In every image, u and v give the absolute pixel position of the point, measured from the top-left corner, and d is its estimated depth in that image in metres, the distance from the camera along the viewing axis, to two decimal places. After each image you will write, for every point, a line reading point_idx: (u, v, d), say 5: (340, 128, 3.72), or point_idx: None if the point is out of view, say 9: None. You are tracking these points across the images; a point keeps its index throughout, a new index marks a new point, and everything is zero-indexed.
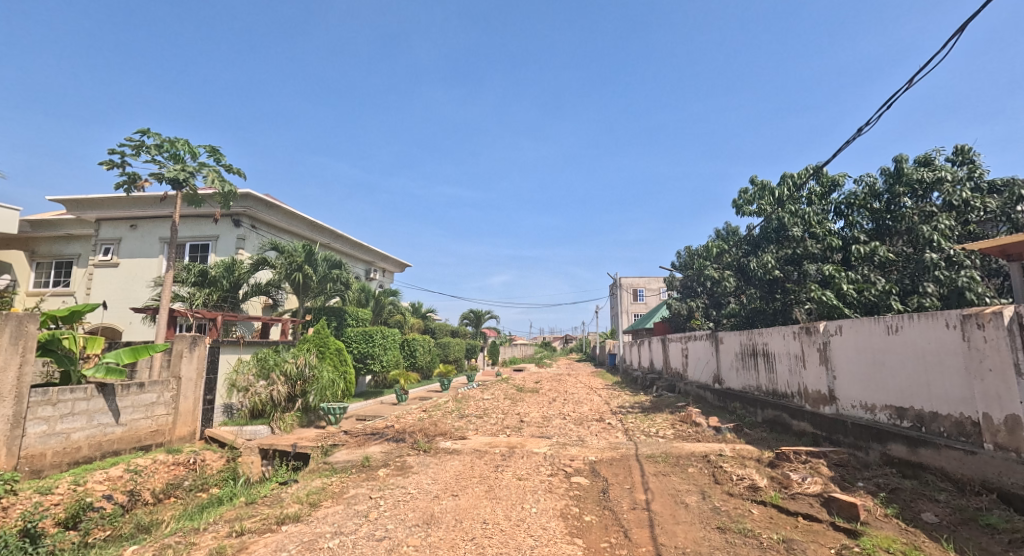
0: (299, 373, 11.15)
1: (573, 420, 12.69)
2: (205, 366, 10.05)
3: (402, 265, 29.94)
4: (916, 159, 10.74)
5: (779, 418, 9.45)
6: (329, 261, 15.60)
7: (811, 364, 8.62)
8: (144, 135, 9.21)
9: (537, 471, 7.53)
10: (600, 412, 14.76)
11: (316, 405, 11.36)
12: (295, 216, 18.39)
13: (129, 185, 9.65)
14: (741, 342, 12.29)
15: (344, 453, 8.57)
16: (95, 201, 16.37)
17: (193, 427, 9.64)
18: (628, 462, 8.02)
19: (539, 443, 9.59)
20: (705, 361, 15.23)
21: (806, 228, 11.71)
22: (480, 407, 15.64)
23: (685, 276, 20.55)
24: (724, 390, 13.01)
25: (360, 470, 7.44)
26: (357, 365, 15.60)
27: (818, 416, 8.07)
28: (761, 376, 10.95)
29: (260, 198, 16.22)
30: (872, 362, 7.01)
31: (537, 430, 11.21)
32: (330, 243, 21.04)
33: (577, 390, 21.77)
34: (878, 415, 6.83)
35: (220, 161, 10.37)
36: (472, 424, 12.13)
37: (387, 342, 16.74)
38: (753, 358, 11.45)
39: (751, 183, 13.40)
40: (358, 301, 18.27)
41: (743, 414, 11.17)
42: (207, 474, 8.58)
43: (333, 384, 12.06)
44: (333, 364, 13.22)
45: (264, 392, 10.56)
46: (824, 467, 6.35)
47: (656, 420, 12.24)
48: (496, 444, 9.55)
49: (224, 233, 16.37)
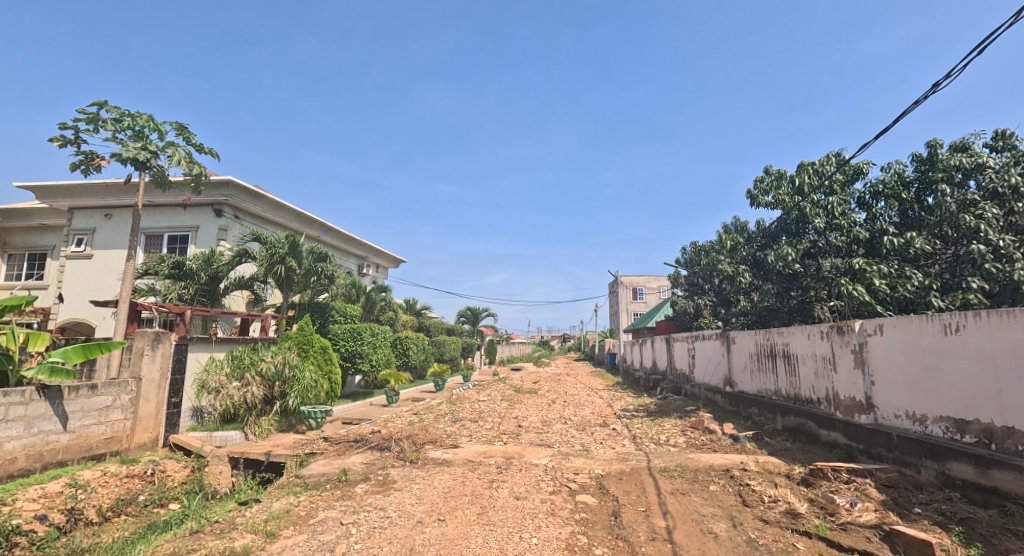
0: (277, 373, 10.23)
1: (575, 426, 11.76)
2: (171, 365, 9.09)
3: (398, 260, 29.04)
4: (952, 145, 9.86)
5: (805, 426, 8.55)
6: (315, 253, 14.71)
7: (843, 368, 7.71)
8: (99, 107, 8.23)
9: (537, 488, 6.61)
10: (604, 416, 13.85)
11: (296, 408, 10.43)
12: (282, 206, 17.47)
13: (84, 164, 8.68)
14: (757, 343, 11.40)
15: (321, 464, 7.63)
16: (67, 188, 15.37)
17: (156, 433, 8.68)
18: (640, 477, 7.11)
19: (539, 453, 8.67)
20: (715, 362, 14.33)
21: (831, 219, 10.81)
22: (476, 409, 14.74)
23: (692, 273, 19.67)
24: (738, 393, 12.11)
25: (336, 486, 6.50)
26: (344, 364, 14.64)
27: (853, 426, 7.16)
28: (781, 379, 10.06)
29: (243, 186, 15.32)
30: (921, 366, 6.10)
31: (538, 437, 10.29)
32: (319, 236, 20.14)
33: (577, 391, 20.90)
34: (928, 428, 5.95)
35: (190, 141, 9.39)
36: (466, 429, 11.20)
37: (377, 340, 15.79)
38: (771, 359, 10.55)
39: (767, 171, 12.39)
40: (347, 297, 17.32)
41: (759, 420, 10.30)
42: (166, 487, 7.63)
43: (316, 384, 11.12)
44: (317, 364, 12.29)
45: (237, 395, 9.62)
46: (872, 489, 5.49)
47: (665, 426, 11.34)
48: (491, 453, 8.64)
49: (205, 223, 15.44)
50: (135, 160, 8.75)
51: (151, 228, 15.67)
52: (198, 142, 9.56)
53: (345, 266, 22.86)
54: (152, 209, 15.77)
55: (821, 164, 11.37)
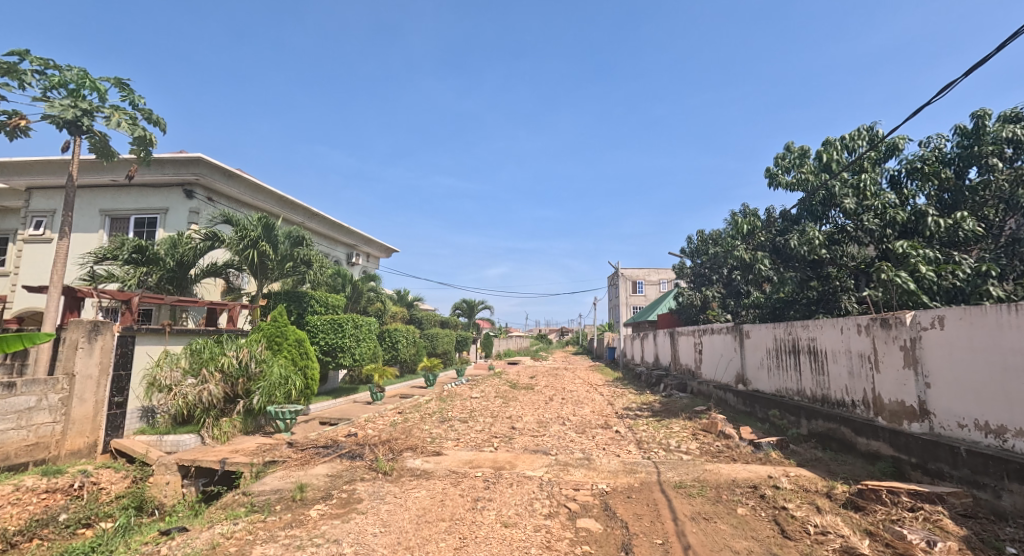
0: (242, 369, 9.15)
1: (574, 428, 10.70)
2: (113, 360, 7.93)
3: (389, 250, 27.95)
4: (1003, 115, 8.73)
5: (838, 432, 7.48)
6: (293, 238, 13.30)
7: (888, 367, 6.60)
8: (17, 56, 7.10)
9: (530, 511, 5.52)
10: (604, 415, 12.78)
11: (262, 408, 9.33)
12: (262, 189, 16.28)
13: (8, 126, 7.51)
14: (775, 337, 10.31)
15: (276, 478, 6.51)
16: (22, 165, 14.10)
17: (94, 438, 7.56)
18: (652, 495, 6.03)
19: (533, 461, 7.57)
20: (726, 358, 13.26)
21: (862, 200, 9.71)
22: (467, 408, 13.65)
23: (699, 263, 18.58)
24: (753, 392, 11.07)
25: (287, 509, 5.39)
26: (324, 358, 13.54)
27: (902, 435, 6.08)
28: (805, 379, 8.98)
29: (215, 164, 14.13)
30: (1000, 366, 4.99)
31: (532, 441, 9.21)
32: (303, 223, 19.05)
33: (576, 387, 19.83)
34: (1008, 442, 4.87)
35: (136, 104, 8.29)
36: (453, 431, 10.10)
37: (362, 332, 14.67)
38: (794, 356, 9.46)
39: (787, 147, 11.14)
40: (331, 287, 16.13)
41: (780, 423, 9.24)
42: (97, 503, 6.53)
43: (287, 381, 9.99)
44: (290, 359, 11.15)
45: (192, 393, 8.49)
46: (949, 521, 4.43)
47: (672, 429, 10.27)
48: (478, 462, 7.56)
49: (175, 205, 14.26)
50: (70, 123, 7.63)
51: (115, 210, 14.49)
52: (145, 107, 8.43)
53: (332, 255, 21.71)
54: (116, 190, 14.56)
55: (850, 139, 10.23)
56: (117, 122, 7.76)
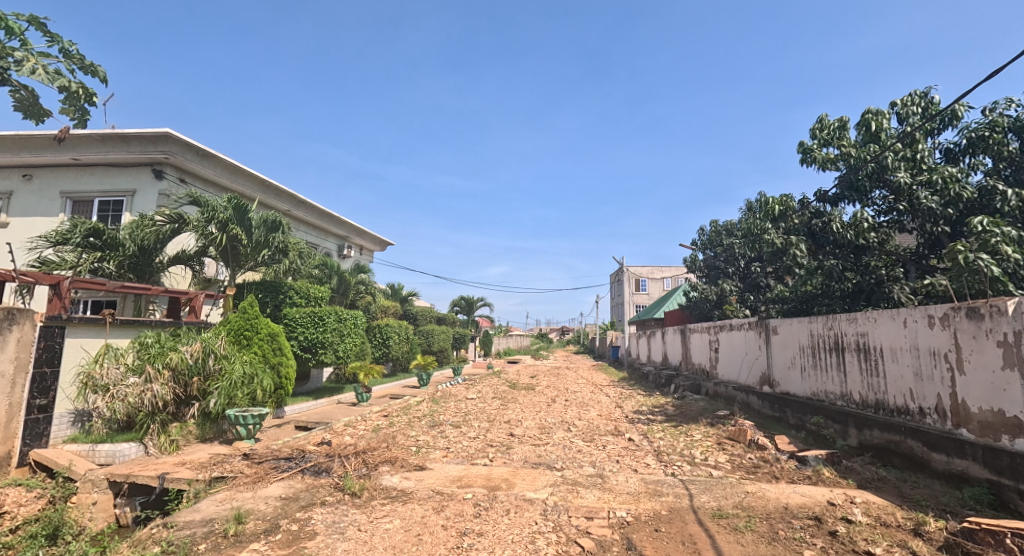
0: (197, 366, 7.91)
1: (580, 435, 9.40)
2: (33, 356, 6.65)
3: (384, 242, 26.73)
4: None
5: (903, 446, 6.24)
6: (269, 223, 11.98)
7: (976, 367, 5.33)
8: None
9: (531, 552, 4.25)
10: (613, 420, 11.50)
11: (221, 411, 8.06)
12: (240, 171, 15.00)
13: None
14: (811, 333, 9.05)
15: (213, 503, 5.22)
16: None
17: (7, 447, 6.29)
18: (687, 529, 4.74)
19: (535, 479, 6.27)
20: (748, 357, 11.99)
21: (916, 174, 8.48)
22: (461, 410, 12.37)
23: (713, 256, 17.29)
24: (783, 396, 9.82)
25: (212, 551, 4.12)
26: (303, 355, 12.24)
27: (1003, 455, 4.81)
28: (852, 381, 7.72)
29: (185, 141, 12.88)
30: None
31: (533, 452, 7.91)
32: (289, 211, 17.82)
33: (580, 387, 18.56)
34: None
35: (65, 51, 6.94)
36: (442, 439, 8.80)
37: (346, 326, 13.41)
38: (836, 355, 8.20)
39: (824, 117, 9.74)
40: (315, 278, 14.87)
41: (821, 432, 7.98)
42: None
43: (253, 380, 8.71)
44: (260, 355, 9.89)
45: (135, 395, 7.20)
46: None
47: (693, 437, 8.99)
48: (469, 479, 6.31)
49: (143, 186, 12.99)
50: None
51: (77, 192, 13.20)
52: (77, 55, 7.05)
53: (321, 246, 20.50)
54: (78, 170, 13.27)
55: (898, 107, 8.96)
56: (32, 69, 6.34)
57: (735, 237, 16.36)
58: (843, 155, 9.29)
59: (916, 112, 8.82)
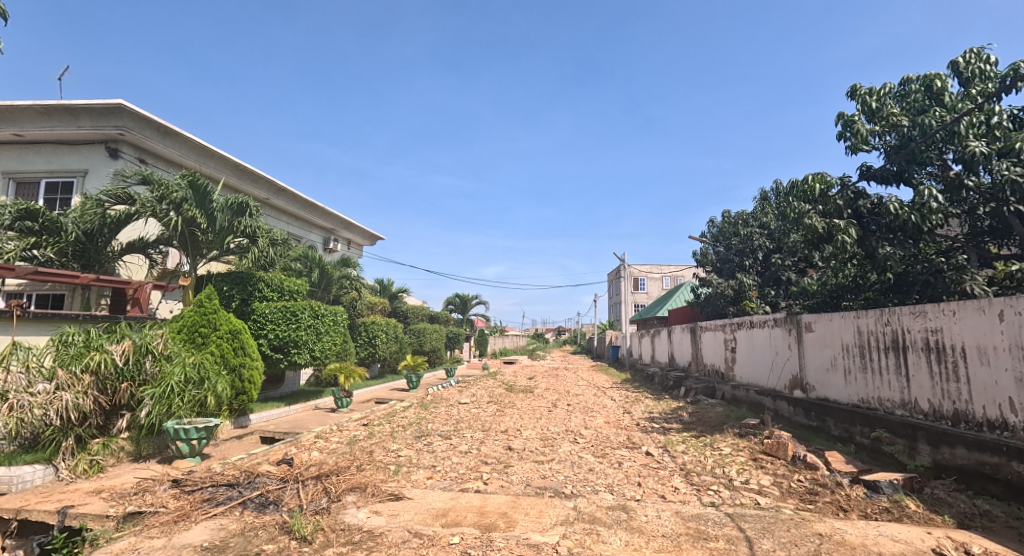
0: (129, 368, 6.53)
1: (590, 449, 8.05)
2: None
3: (375, 237, 25.47)
4: None
5: (1005, 471, 4.98)
6: (234, 206, 10.57)
7: None
8: None
9: None
10: (624, 428, 10.16)
11: (159, 424, 6.65)
12: (210, 152, 13.63)
13: None
14: (858, 330, 7.77)
15: None
16: None
17: None
18: None
19: (542, 514, 4.92)
20: (774, 357, 10.69)
21: (988, 143, 7.25)
22: (452, 417, 11.01)
23: (726, 249, 16.00)
24: (820, 403, 8.55)
25: None
26: (273, 355, 10.83)
27: None
28: (918, 388, 6.44)
29: (142, 115, 11.45)
30: None
31: (536, 472, 6.55)
32: (267, 200, 16.44)
33: (583, 390, 17.21)
34: None
35: None
36: (428, 454, 7.44)
37: (324, 323, 12.00)
38: (895, 356, 6.91)
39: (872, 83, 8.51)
40: (291, 270, 13.50)
41: (879, 448, 6.71)
42: None
43: (202, 385, 7.33)
44: (218, 357, 8.48)
45: (40, 406, 5.75)
46: None
47: (722, 451, 7.64)
48: (457, 513, 4.94)
49: (95, 165, 11.57)
50: None
51: (21, 173, 11.77)
52: None
53: (305, 239, 19.16)
54: (23, 148, 11.84)
55: (959, 65, 7.81)
56: None
57: (751, 227, 15.09)
58: (896, 123, 8.02)
59: (981, 72, 7.66)
